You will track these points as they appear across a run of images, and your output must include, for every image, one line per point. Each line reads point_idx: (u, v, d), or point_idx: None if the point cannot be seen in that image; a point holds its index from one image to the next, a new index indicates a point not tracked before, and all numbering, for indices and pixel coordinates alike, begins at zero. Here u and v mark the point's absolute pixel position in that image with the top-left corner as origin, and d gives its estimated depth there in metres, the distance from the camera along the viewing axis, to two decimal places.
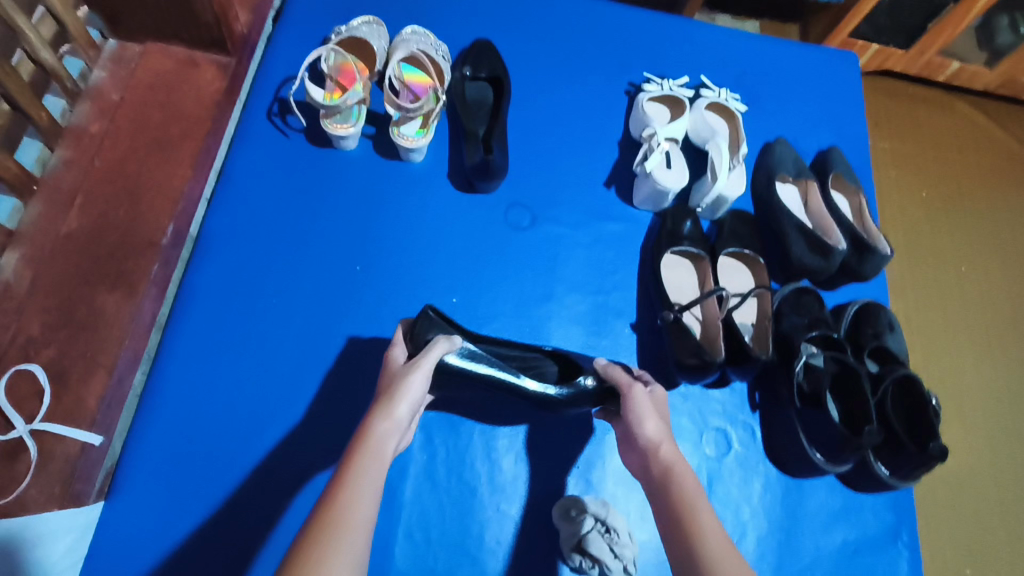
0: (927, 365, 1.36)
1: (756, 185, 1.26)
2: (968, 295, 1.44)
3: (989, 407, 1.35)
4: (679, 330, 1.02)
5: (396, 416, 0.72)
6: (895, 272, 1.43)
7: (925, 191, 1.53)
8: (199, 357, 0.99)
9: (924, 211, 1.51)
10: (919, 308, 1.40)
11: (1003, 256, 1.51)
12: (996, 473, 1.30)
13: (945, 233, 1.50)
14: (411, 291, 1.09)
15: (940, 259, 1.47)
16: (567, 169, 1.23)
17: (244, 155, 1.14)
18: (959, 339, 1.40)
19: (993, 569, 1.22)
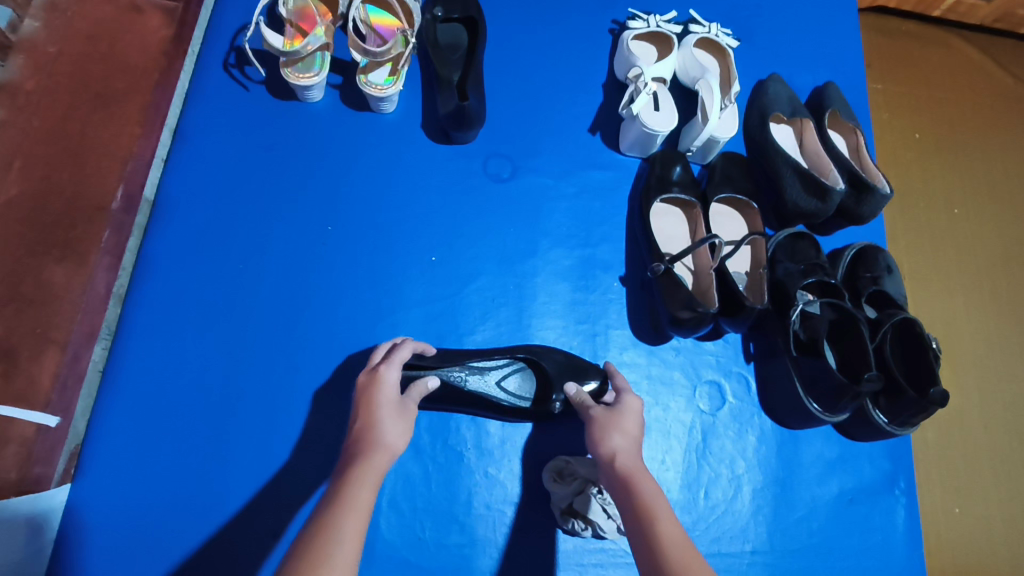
0: (918, 311, 1.32)
1: (748, 126, 1.19)
2: (965, 238, 1.40)
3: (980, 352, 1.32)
4: (670, 282, 0.97)
5: (393, 444, 0.70)
6: (891, 217, 1.38)
7: (919, 132, 1.47)
8: (166, 329, 0.95)
9: (916, 153, 1.45)
10: (911, 253, 1.36)
11: (1003, 196, 1.45)
12: (990, 419, 1.27)
13: (939, 175, 1.44)
14: (386, 252, 1.03)
15: (933, 202, 1.41)
16: (547, 115, 1.15)
17: (201, 111, 1.06)
18: (955, 285, 1.35)
19: (991, 514, 1.20)
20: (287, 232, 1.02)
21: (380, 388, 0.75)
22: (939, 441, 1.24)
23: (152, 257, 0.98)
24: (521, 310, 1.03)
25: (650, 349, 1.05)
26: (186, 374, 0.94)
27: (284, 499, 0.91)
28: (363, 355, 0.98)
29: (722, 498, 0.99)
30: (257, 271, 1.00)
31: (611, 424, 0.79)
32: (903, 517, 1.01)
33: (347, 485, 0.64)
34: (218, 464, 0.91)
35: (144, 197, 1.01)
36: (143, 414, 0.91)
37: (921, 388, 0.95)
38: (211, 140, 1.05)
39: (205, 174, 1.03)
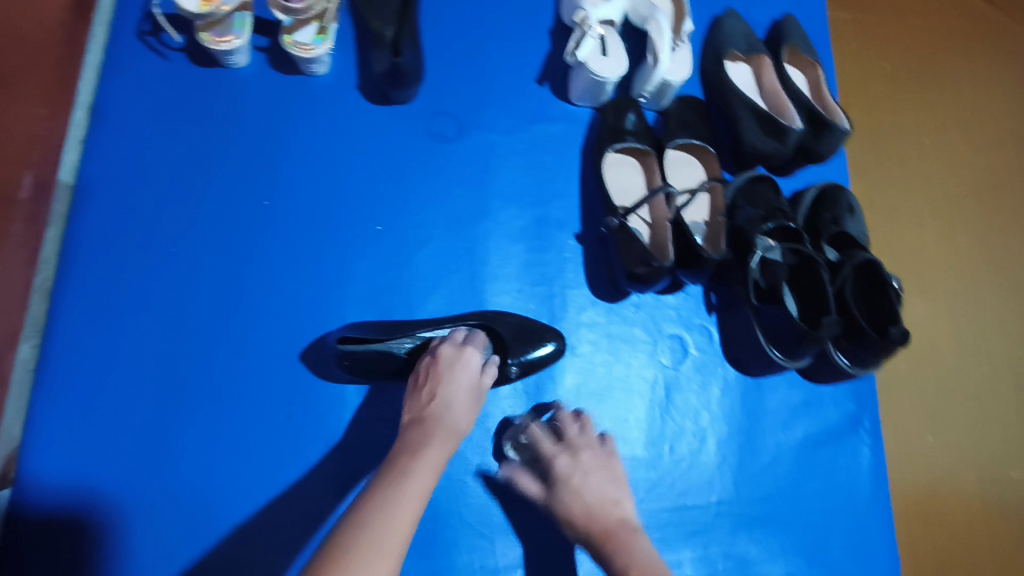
0: (887, 247, 1.26)
1: (704, 66, 1.13)
2: (939, 168, 1.34)
3: (944, 286, 1.26)
4: (625, 236, 0.94)
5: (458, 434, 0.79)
6: (862, 151, 1.32)
7: (889, 62, 1.40)
8: (102, 319, 0.92)
9: (886, 83, 1.38)
10: (883, 188, 1.29)
11: (977, 122, 1.39)
12: (970, 355, 1.22)
13: (911, 103, 1.37)
14: (329, 225, 1.00)
15: (905, 131, 1.35)
16: (492, 67, 1.09)
17: (118, 85, 1.00)
18: (931, 218, 1.29)
19: (973, 451, 1.17)
20: (222, 211, 0.98)
21: (460, 381, 0.83)
22: (920, 380, 1.19)
23: (80, 246, 0.94)
24: (474, 275, 1.00)
25: (609, 307, 1.02)
26: (126, 365, 0.91)
27: (238, 484, 0.89)
28: (311, 334, 0.95)
29: (687, 451, 0.99)
30: (193, 254, 0.96)
31: (579, 491, 0.83)
32: (868, 457, 1.02)
33: (412, 473, 0.71)
34: (167, 455, 0.89)
35: (62, 181, 0.94)
36: (86, 409, 0.89)
37: (882, 329, 0.94)
38: (132, 116, 0.99)
39: (128, 154, 0.98)
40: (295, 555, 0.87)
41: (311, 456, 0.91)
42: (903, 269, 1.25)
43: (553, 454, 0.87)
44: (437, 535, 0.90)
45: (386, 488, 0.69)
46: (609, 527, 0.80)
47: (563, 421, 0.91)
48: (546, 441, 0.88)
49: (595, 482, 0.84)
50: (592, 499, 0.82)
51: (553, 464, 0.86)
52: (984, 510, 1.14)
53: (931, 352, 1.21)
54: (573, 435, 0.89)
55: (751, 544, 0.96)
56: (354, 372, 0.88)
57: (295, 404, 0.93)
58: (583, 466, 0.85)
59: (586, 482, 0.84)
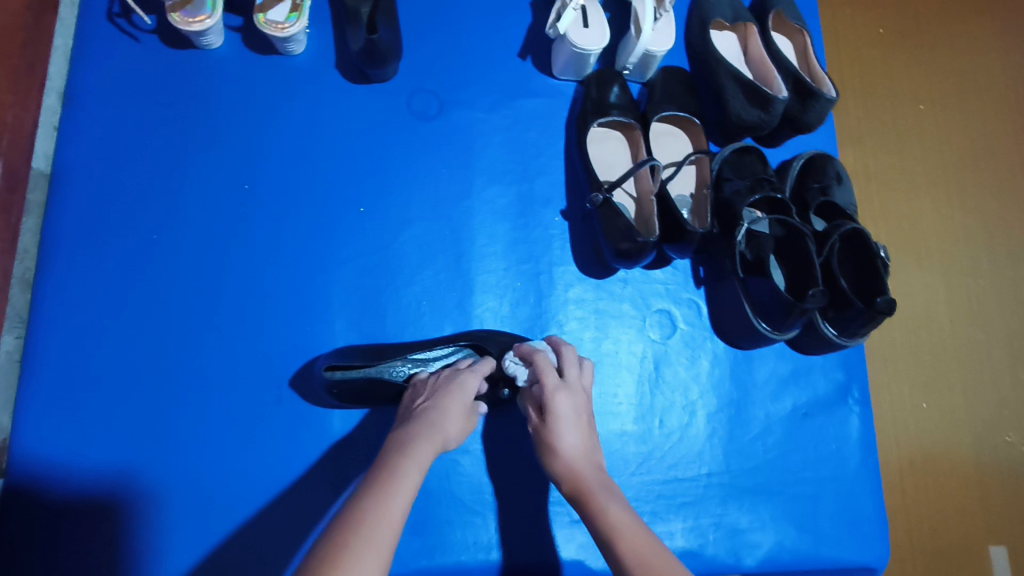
0: (884, 215, 1.25)
1: (689, 36, 1.11)
2: (933, 134, 1.32)
3: (947, 248, 1.25)
4: (609, 212, 0.93)
5: (448, 433, 0.75)
6: (854, 119, 1.30)
7: (883, 26, 1.37)
8: (83, 308, 0.91)
9: (880, 48, 1.35)
10: (876, 155, 1.28)
11: (973, 86, 1.36)
12: (962, 320, 1.22)
13: (903, 68, 1.35)
14: (311, 208, 0.99)
15: (897, 95, 1.33)
16: (473, 41, 1.07)
17: (90, 68, 0.98)
18: (926, 188, 1.28)
19: (967, 421, 1.17)
20: (202, 196, 0.97)
21: (453, 387, 0.81)
22: (913, 352, 1.19)
23: (56, 236, 0.93)
24: (459, 254, 1.00)
25: (597, 283, 1.02)
26: (111, 352, 0.91)
27: (228, 468, 0.89)
28: (297, 318, 0.95)
29: (676, 425, 0.99)
30: (173, 241, 0.95)
31: (561, 424, 0.78)
32: (857, 426, 1.02)
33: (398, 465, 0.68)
34: (157, 442, 0.89)
35: (35, 169, 0.94)
36: (73, 397, 0.89)
37: (868, 299, 0.94)
38: (105, 103, 0.97)
39: (104, 140, 0.96)
40: (287, 537, 0.88)
41: (300, 440, 0.91)
42: (896, 239, 1.25)
43: (553, 387, 0.79)
44: (430, 515, 0.91)
45: (376, 484, 0.65)
46: (581, 467, 0.76)
47: (568, 355, 0.85)
48: (549, 371, 0.81)
49: (579, 425, 0.79)
50: (569, 441, 0.77)
51: (546, 391, 0.79)
52: (977, 476, 1.15)
53: (931, 319, 1.21)
54: (574, 376, 0.83)
55: (741, 514, 0.97)
56: (342, 398, 0.84)
57: (283, 388, 0.92)
58: (572, 407, 0.79)
59: (566, 417, 0.78)
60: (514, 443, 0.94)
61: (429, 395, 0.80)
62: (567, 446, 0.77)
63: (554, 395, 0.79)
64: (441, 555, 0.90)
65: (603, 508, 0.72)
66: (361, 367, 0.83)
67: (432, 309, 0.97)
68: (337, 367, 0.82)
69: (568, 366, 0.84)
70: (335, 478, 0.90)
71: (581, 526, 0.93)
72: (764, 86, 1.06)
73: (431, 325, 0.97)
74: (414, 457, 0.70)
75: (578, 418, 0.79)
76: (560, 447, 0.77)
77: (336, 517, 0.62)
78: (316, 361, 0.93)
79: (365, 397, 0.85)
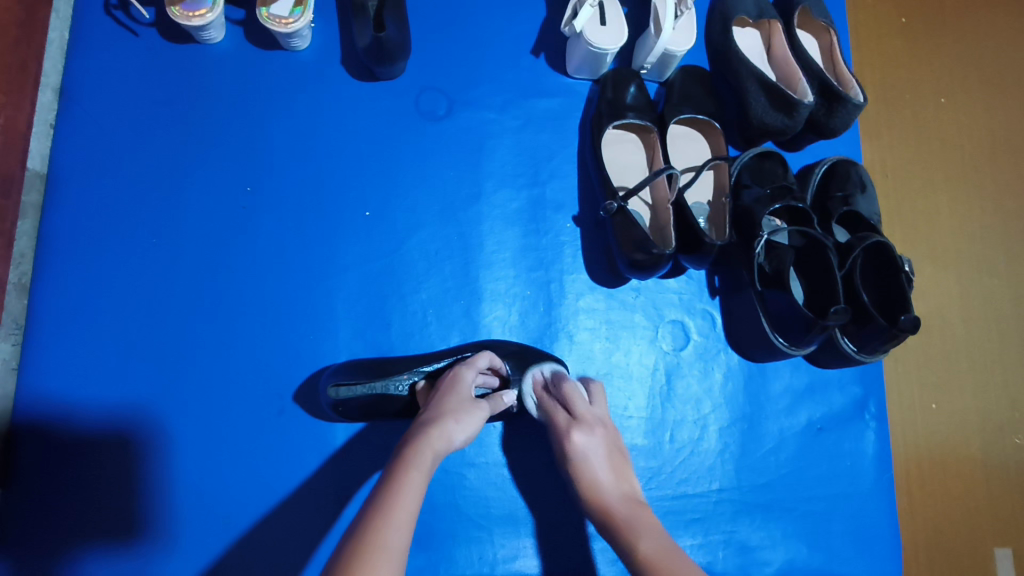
0: (900, 212, 1.17)
1: (710, 33, 1.06)
2: (967, 128, 1.23)
3: (961, 248, 1.17)
4: (624, 221, 0.90)
5: (451, 437, 0.72)
6: (886, 113, 1.21)
7: (906, 16, 1.27)
8: (85, 313, 0.90)
9: (902, 39, 1.25)
10: (906, 149, 1.20)
11: (1011, 77, 1.27)
12: (978, 324, 1.15)
13: (925, 59, 1.25)
14: (313, 211, 0.96)
15: (917, 89, 1.23)
16: (484, 37, 1.02)
17: (87, 66, 0.95)
18: (960, 187, 1.20)
19: (999, 435, 1.11)
20: (202, 199, 0.94)
21: (453, 390, 0.79)
22: (941, 361, 1.13)
23: (55, 239, 0.91)
24: (467, 261, 0.97)
25: (609, 292, 0.99)
26: (111, 361, 0.89)
27: (228, 480, 0.88)
28: (300, 326, 0.93)
29: (687, 439, 0.97)
30: (172, 245, 0.93)
31: (588, 463, 0.76)
32: (873, 442, 1.00)
33: (398, 474, 0.66)
34: (157, 453, 0.88)
35: (30, 170, 0.91)
36: (75, 407, 0.88)
37: (890, 315, 0.91)
38: (103, 103, 0.95)
39: (103, 142, 0.94)
40: (290, 549, 0.87)
41: (303, 450, 0.89)
42: (930, 241, 1.17)
43: (566, 429, 0.78)
44: (435, 528, 0.89)
45: (377, 499, 0.63)
46: (614, 499, 0.74)
47: (576, 389, 0.82)
48: (559, 412, 0.80)
49: (602, 462, 0.76)
50: (600, 479, 0.75)
51: (565, 439, 0.78)
52: (1004, 493, 1.10)
53: (943, 320, 1.14)
54: (585, 410, 0.80)
55: (752, 531, 0.95)
56: (349, 414, 0.84)
57: (285, 397, 0.91)
58: (594, 448, 0.77)
59: (588, 457, 0.76)
60: (521, 457, 0.92)
61: (439, 404, 0.76)
62: (600, 486, 0.74)
63: (569, 437, 0.78)
64: (447, 569, 0.88)
65: (612, 519, 0.70)
66: (364, 385, 0.81)
67: (439, 317, 0.94)
68: (341, 386, 0.80)
69: (579, 403, 0.80)
70: (337, 490, 0.89)
71: (588, 541, 0.92)
72: (788, 88, 1.01)
73: (438, 335, 0.94)
74: (413, 464, 0.67)
75: (597, 453, 0.77)
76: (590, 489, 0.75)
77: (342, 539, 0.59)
78: (324, 371, 0.91)
79: (372, 413, 0.85)
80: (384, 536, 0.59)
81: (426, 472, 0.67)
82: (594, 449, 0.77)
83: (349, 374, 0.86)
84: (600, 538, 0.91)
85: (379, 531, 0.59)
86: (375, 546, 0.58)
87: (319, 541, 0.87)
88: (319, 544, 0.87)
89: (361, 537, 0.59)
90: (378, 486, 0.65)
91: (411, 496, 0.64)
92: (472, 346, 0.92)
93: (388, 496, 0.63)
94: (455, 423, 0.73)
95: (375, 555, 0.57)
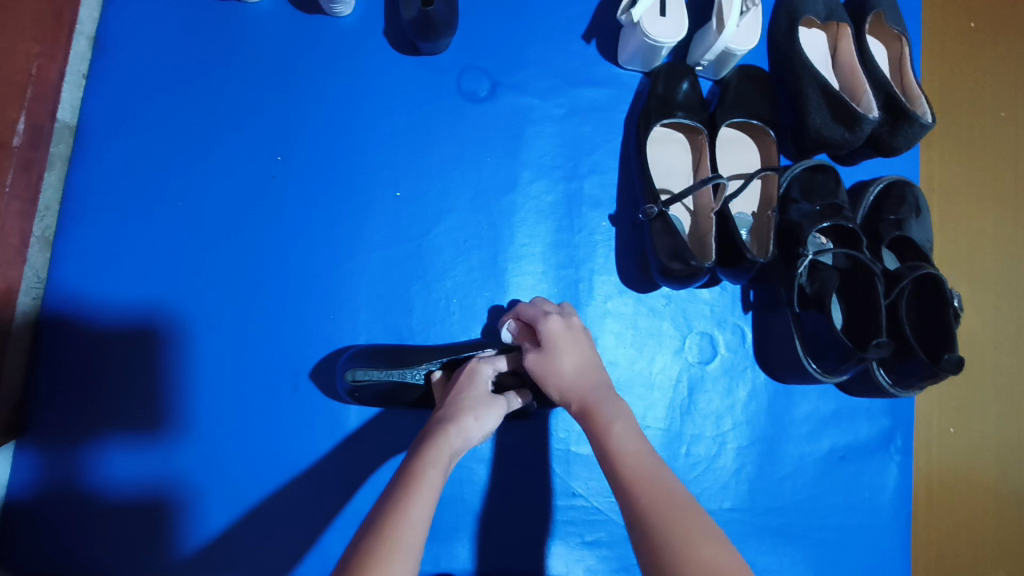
0: (944, 232, 1.10)
1: (773, 31, 0.99)
2: None
3: (1007, 276, 1.11)
4: (663, 227, 0.86)
5: (468, 433, 0.71)
6: (950, 127, 1.14)
7: (975, 22, 1.18)
8: (108, 273, 0.89)
9: (968, 47, 1.17)
10: (967, 168, 1.13)
11: None
12: (1013, 357, 1.09)
13: (990, 70, 1.16)
14: (341, 186, 0.93)
15: (978, 102, 1.15)
16: (532, 15, 0.97)
17: (124, 17, 0.93)
18: (1018, 212, 1.12)
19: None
20: (231, 164, 0.92)
21: (471, 385, 0.77)
22: (977, 395, 1.08)
23: (83, 195, 0.90)
24: (496, 252, 0.94)
25: (637, 297, 0.96)
26: (129, 323, 0.89)
27: (238, 454, 0.87)
28: (320, 305, 0.91)
29: (704, 455, 0.94)
30: (197, 210, 0.91)
31: (558, 345, 0.76)
32: (895, 476, 0.96)
33: (415, 470, 0.64)
34: (169, 422, 0.87)
35: (61, 120, 0.89)
36: (94, 364, 0.88)
37: (933, 351, 0.87)
38: (137, 56, 0.92)
39: (134, 97, 0.92)
40: (297, 526, 0.87)
41: (315, 430, 0.89)
42: (983, 267, 1.10)
43: (541, 316, 0.79)
44: (441, 520, 0.88)
45: (394, 495, 0.62)
46: (583, 388, 0.73)
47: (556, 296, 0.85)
48: (533, 306, 0.81)
49: (574, 343, 0.77)
50: (570, 362, 0.75)
51: (540, 323, 0.78)
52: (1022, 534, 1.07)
53: (980, 349, 1.09)
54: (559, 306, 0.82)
55: (759, 553, 0.93)
56: (366, 399, 0.83)
57: (300, 374, 0.89)
58: (563, 327, 0.78)
59: (558, 334, 0.77)
60: (530, 457, 0.91)
61: (456, 399, 0.75)
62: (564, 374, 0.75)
63: (544, 321, 0.78)
64: (447, 562, 0.88)
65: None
66: (380, 370, 0.80)
67: (462, 308, 0.92)
68: (358, 369, 0.78)
69: (548, 303, 0.82)
70: (346, 472, 0.88)
71: (592, 548, 0.90)
72: (851, 99, 0.96)
73: (459, 326, 0.92)
74: (430, 460, 0.66)
75: (567, 330, 0.78)
76: (563, 368, 0.75)
77: (359, 533, 0.58)
78: (344, 352, 0.90)
79: (389, 400, 0.84)
80: (401, 532, 0.58)
81: (442, 469, 0.66)
82: (565, 336, 0.77)
83: (367, 359, 0.85)
84: (603, 545, 0.91)
85: (397, 526, 0.58)
86: (392, 541, 0.56)
87: (326, 523, 0.87)
88: (326, 527, 0.87)
89: (378, 532, 0.57)
90: (395, 482, 0.64)
91: (427, 493, 0.63)
92: (494, 342, 0.89)
93: (404, 493, 0.62)
94: (473, 419, 0.72)
95: (392, 555, 0.56)
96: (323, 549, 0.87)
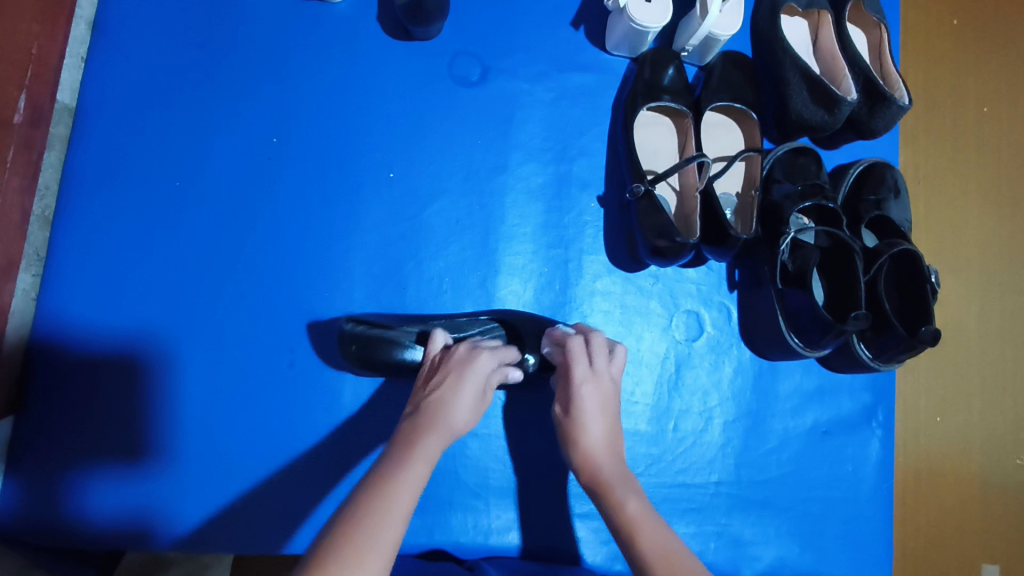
0: (926, 216, 1.13)
1: (757, 19, 1.02)
2: (1010, 138, 1.18)
3: (988, 262, 1.14)
4: (649, 206, 0.88)
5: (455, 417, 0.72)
6: (933, 116, 1.17)
7: (956, 18, 1.21)
8: (107, 251, 0.91)
9: (950, 40, 1.20)
10: (948, 157, 1.16)
11: None
12: (992, 340, 1.12)
13: (969, 62, 1.20)
14: (334, 168, 0.95)
15: (959, 93, 1.18)
16: (523, 3, 1.00)
17: (123, 3, 0.95)
18: (997, 199, 1.16)
19: (1005, 453, 1.10)
20: (228, 146, 0.94)
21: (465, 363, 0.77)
22: (959, 377, 1.11)
23: (82, 175, 0.92)
24: (487, 232, 0.96)
25: (626, 276, 0.98)
26: (127, 301, 0.90)
27: (234, 429, 0.89)
28: (312, 285, 0.93)
29: (691, 429, 0.97)
30: (196, 190, 0.93)
31: (586, 417, 0.76)
32: (877, 451, 0.99)
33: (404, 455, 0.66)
34: (166, 396, 0.89)
35: (60, 102, 0.91)
36: (90, 338, 0.89)
37: (913, 325, 0.90)
38: (135, 39, 0.94)
39: (133, 78, 0.94)
40: (291, 500, 0.88)
41: (309, 406, 0.90)
42: (964, 253, 1.13)
43: (581, 379, 0.77)
44: (433, 495, 0.90)
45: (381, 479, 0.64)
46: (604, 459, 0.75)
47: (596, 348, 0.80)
48: (581, 360, 0.78)
49: (606, 416, 0.77)
50: (594, 435, 0.76)
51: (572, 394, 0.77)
52: (1003, 514, 1.09)
53: (959, 333, 1.12)
54: (602, 363, 0.79)
55: (745, 525, 0.95)
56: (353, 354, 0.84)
57: (296, 351, 0.91)
58: (598, 401, 0.77)
59: (594, 405, 0.76)
60: (520, 433, 0.93)
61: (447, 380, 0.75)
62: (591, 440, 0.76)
63: (580, 385, 0.77)
64: (441, 536, 0.90)
65: (618, 502, 0.71)
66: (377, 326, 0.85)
67: (455, 288, 0.94)
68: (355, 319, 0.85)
69: (583, 367, 0.78)
70: (341, 448, 0.90)
71: (583, 521, 0.92)
72: (831, 83, 0.98)
73: (451, 305, 0.94)
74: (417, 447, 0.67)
75: (605, 400, 0.77)
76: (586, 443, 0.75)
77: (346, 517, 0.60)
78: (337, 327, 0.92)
79: (377, 362, 0.84)
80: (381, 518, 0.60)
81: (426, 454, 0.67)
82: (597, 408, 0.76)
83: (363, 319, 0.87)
84: (596, 518, 0.92)
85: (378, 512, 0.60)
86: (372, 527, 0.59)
87: (321, 496, 0.89)
88: (321, 499, 0.89)
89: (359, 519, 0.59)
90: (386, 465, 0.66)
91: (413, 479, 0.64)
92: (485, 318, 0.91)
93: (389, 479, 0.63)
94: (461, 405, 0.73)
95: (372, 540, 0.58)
96: (317, 522, 0.88)
